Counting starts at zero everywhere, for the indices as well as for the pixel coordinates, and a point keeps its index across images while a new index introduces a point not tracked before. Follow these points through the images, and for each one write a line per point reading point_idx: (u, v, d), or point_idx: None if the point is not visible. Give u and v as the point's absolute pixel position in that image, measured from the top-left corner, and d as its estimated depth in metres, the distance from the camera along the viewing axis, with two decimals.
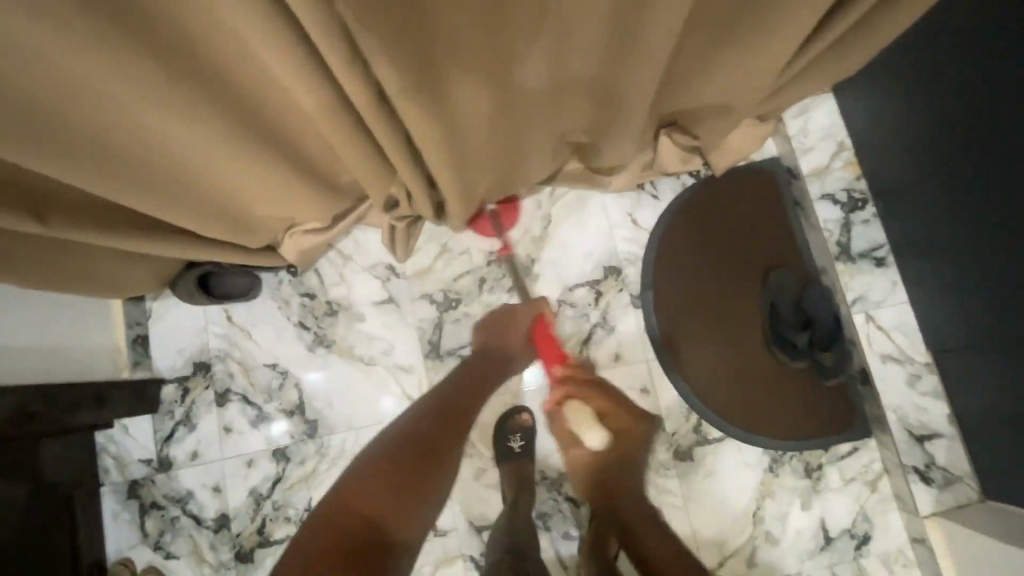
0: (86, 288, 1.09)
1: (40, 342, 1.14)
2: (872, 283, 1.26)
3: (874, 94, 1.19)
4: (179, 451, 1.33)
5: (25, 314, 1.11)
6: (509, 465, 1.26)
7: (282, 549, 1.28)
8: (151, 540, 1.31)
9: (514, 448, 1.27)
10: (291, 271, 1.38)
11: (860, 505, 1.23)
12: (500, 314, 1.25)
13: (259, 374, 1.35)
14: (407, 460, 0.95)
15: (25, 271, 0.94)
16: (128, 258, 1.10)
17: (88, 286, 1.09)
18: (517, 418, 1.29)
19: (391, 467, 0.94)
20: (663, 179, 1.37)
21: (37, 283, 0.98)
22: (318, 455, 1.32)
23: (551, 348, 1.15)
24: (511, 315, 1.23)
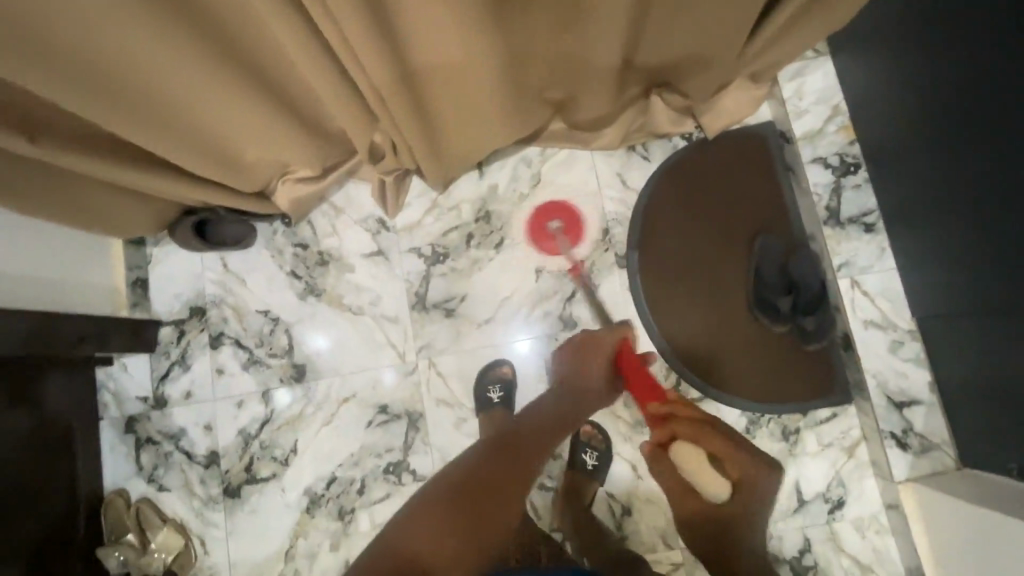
0: (83, 220, 1.14)
1: (39, 273, 1.19)
2: (859, 249, 1.25)
3: (870, 55, 1.17)
4: (174, 390, 1.39)
5: (22, 242, 1.15)
6: (487, 415, 1.29)
7: (268, 487, 1.33)
8: (145, 473, 1.37)
9: (493, 399, 1.30)
10: (286, 221, 1.42)
11: (835, 470, 1.23)
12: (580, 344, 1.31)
13: (252, 320, 1.40)
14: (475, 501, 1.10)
15: (23, 190, 0.99)
16: (123, 191, 1.13)
17: (84, 215, 1.12)
18: (496, 370, 1.32)
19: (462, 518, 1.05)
20: (654, 142, 1.37)
21: (32, 206, 1.03)
22: (305, 399, 1.36)
23: (647, 386, 1.19)
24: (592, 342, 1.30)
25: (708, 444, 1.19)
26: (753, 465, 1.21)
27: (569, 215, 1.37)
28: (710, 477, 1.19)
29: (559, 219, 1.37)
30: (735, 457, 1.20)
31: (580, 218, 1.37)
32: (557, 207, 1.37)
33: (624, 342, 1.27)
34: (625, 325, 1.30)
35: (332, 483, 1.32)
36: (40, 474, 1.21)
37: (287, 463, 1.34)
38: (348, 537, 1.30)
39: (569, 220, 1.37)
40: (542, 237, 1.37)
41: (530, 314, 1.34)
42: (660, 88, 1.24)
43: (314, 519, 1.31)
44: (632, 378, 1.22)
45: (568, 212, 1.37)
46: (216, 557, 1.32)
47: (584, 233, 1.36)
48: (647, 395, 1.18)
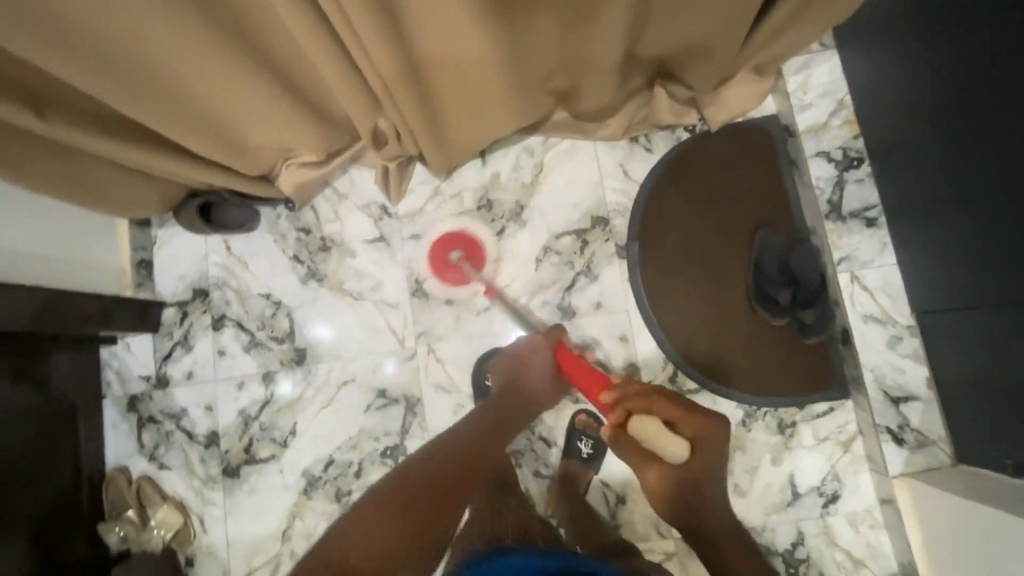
0: (88, 199, 1.15)
1: (43, 250, 1.20)
2: (861, 243, 1.24)
3: (877, 49, 1.16)
4: (176, 370, 1.41)
5: (27, 218, 1.16)
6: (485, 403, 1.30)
7: (267, 467, 1.34)
8: (147, 451, 1.38)
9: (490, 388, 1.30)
10: (290, 206, 1.43)
11: (831, 465, 1.23)
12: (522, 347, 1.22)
13: (253, 303, 1.41)
14: (419, 500, 0.92)
15: (30, 168, 1.00)
16: (120, 169, 1.14)
17: (85, 193, 1.13)
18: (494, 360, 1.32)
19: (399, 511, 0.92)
20: (657, 133, 1.37)
21: (36, 182, 1.03)
22: (305, 381, 1.37)
23: (586, 372, 1.08)
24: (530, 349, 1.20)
25: (661, 411, 0.97)
26: (698, 417, 0.97)
27: (471, 245, 1.38)
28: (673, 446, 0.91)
29: (459, 248, 1.38)
30: (688, 416, 0.97)
31: (479, 244, 1.38)
32: (456, 236, 1.39)
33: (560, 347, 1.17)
34: (558, 330, 1.24)
35: (329, 465, 1.34)
36: (39, 452, 1.22)
37: (286, 445, 1.35)
38: None
39: (470, 249, 1.38)
40: (445, 267, 1.38)
41: (529, 303, 1.35)
42: (664, 79, 1.24)
43: (311, 500, 1.33)
44: (575, 373, 1.10)
45: (462, 238, 1.39)
46: (214, 536, 1.34)
47: (484, 258, 1.37)
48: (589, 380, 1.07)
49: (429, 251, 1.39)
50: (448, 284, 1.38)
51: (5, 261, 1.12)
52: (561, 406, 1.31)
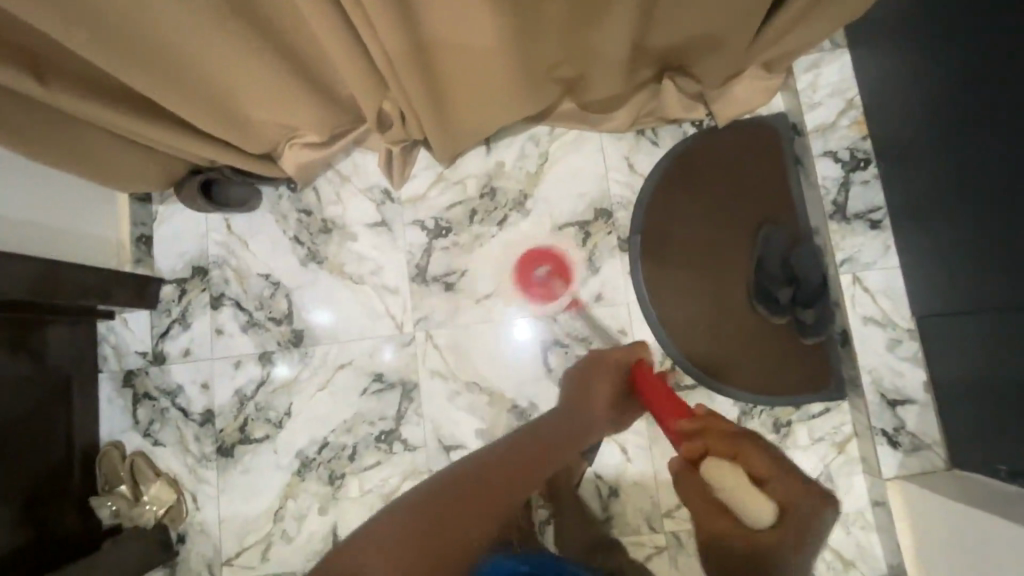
0: (86, 170, 1.14)
1: (42, 220, 1.19)
2: (864, 245, 1.23)
3: (889, 48, 1.15)
4: (173, 348, 1.41)
5: (27, 187, 1.16)
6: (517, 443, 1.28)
7: (261, 447, 1.34)
8: (141, 427, 1.39)
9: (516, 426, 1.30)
10: (292, 187, 1.43)
11: (824, 465, 1.23)
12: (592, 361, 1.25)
13: (253, 283, 1.41)
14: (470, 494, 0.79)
15: (27, 133, 0.99)
16: (120, 140, 1.13)
17: (85, 162, 1.12)
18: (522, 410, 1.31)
19: (424, 529, 0.69)
20: (664, 127, 1.36)
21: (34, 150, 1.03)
22: (301, 363, 1.37)
23: (670, 399, 1.02)
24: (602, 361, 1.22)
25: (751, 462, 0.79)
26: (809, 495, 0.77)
27: (558, 261, 1.35)
28: (752, 501, 0.72)
29: (548, 266, 1.36)
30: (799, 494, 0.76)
31: (569, 266, 1.35)
32: (544, 251, 1.36)
33: (639, 363, 1.15)
34: (640, 346, 1.24)
35: (324, 447, 1.34)
36: (32, 422, 1.22)
37: (281, 426, 1.35)
38: (337, 501, 1.32)
39: (557, 265, 1.36)
40: (532, 284, 1.36)
41: (531, 293, 1.34)
42: (673, 72, 1.24)
43: (305, 481, 1.33)
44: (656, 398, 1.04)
45: (556, 260, 1.35)
46: (207, 513, 1.34)
47: (573, 276, 1.34)
48: (671, 408, 0.99)
49: (513, 268, 1.36)
50: (538, 302, 1.35)
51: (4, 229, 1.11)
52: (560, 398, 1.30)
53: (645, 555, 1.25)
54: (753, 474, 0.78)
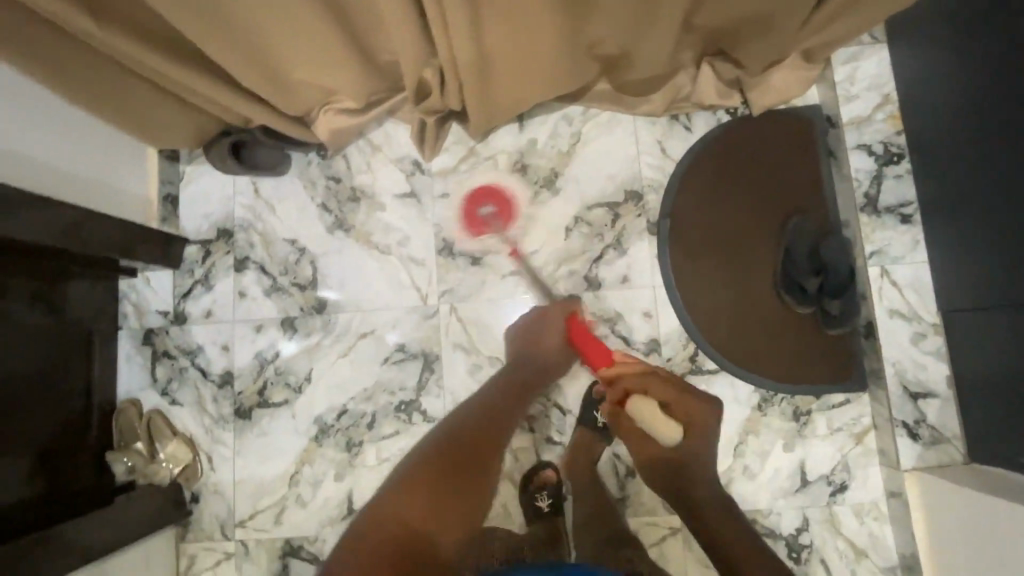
0: (120, 115, 1.15)
1: (62, 161, 1.15)
2: (893, 238, 1.24)
3: (932, 43, 1.15)
4: (194, 309, 1.40)
5: (47, 124, 1.12)
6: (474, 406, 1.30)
7: (279, 411, 1.34)
8: (159, 386, 1.39)
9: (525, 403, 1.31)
10: (322, 153, 1.42)
11: (842, 454, 1.24)
12: (535, 318, 1.28)
13: (278, 247, 1.40)
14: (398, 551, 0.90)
15: (75, 67, 1.01)
16: (142, 79, 1.10)
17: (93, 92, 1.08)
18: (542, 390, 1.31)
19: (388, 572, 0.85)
20: (699, 113, 1.36)
21: (48, 68, 0.99)
22: (323, 329, 1.37)
23: (593, 343, 1.16)
24: (543, 321, 1.26)
25: (659, 392, 1.17)
26: (687, 398, 1.21)
27: (500, 201, 1.39)
28: (664, 431, 1.13)
29: (489, 204, 1.40)
30: (682, 401, 1.20)
31: (508, 199, 1.39)
32: (485, 191, 1.39)
33: (573, 318, 1.21)
34: (575, 300, 1.29)
35: (342, 414, 1.34)
36: (46, 371, 1.20)
37: (300, 391, 1.35)
38: (353, 469, 1.32)
39: (499, 205, 1.39)
40: (475, 223, 1.39)
41: (556, 271, 1.34)
42: (713, 57, 1.25)
43: (322, 447, 1.33)
44: (581, 342, 1.18)
45: (489, 197, 1.40)
46: (222, 474, 1.35)
47: (514, 215, 1.39)
48: (597, 354, 1.15)
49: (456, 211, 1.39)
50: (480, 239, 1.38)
51: (18, 163, 1.06)
52: (580, 377, 1.31)
53: (659, 536, 1.26)
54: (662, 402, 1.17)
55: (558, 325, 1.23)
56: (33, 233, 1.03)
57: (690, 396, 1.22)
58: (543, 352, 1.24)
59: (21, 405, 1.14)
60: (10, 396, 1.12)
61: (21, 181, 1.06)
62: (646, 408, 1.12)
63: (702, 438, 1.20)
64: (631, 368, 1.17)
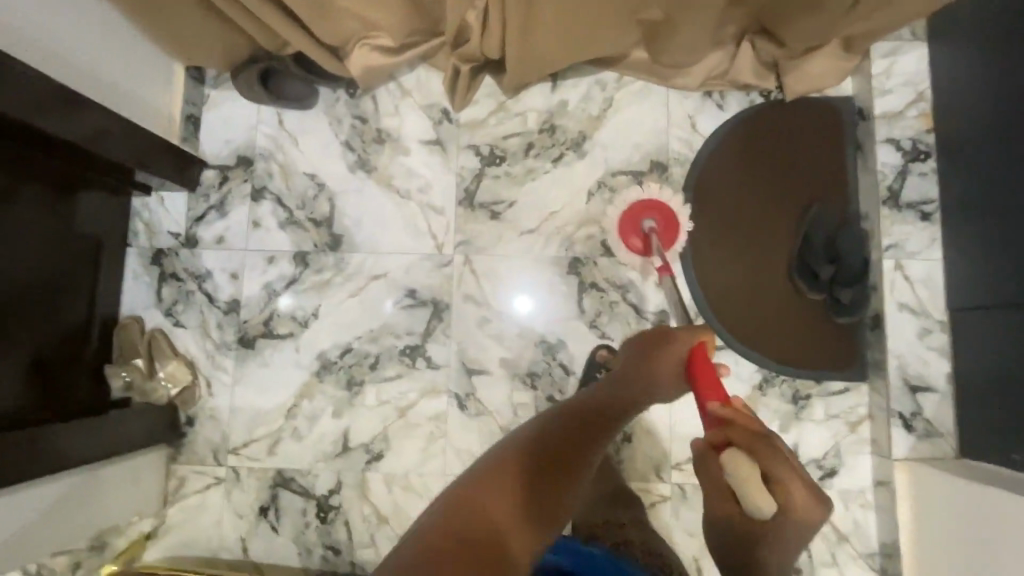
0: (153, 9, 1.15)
1: (99, 65, 1.15)
2: (912, 234, 1.25)
3: (975, 41, 1.15)
4: (207, 233, 1.39)
5: (79, 16, 1.09)
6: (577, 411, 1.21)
7: (283, 344, 1.34)
8: (163, 306, 1.38)
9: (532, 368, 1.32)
10: (350, 91, 1.40)
11: (835, 441, 1.26)
12: (657, 334, 1.03)
13: (297, 181, 1.39)
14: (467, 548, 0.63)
15: None
16: None
17: None
18: (557, 356, 1.31)
19: None
20: (733, 93, 1.36)
21: None
22: (335, 268, 1.36)
23: (710, 379, 0.89)
24: (662, 338, 1.00)
25: (764, 462, 0.74)
26: (809, 501, 0.72)
27: (664, 215, 1.23)
28: (756, 498, 0.72)
29: (653, 218, 1.24)
30: (790, 480, 0.73)
31: (674, 217, 1.23)
32: (654, 205, 1.24)
33: (698, 346, 0.95)
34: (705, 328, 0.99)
35: (346, 353, 1.33)
36: (49, 277, 1.17)
37: (306, 326, 1.35)
38: (352, 407, 1.32)
39: (665, 223, 1.24)
40: (633, 233, 1.25)
41: (574, 235, 1.35)
42: (754, 35, 1.26)
43: (323, 383, 1.33)
44: (700, 379, 0.91)
45: (661, 213, 1.23)
46: (219, 400, 1.34)
47: (677, 238, 1.24)
48: (711, 392, 0.88)
49: (617, 221, 1.24)
50: (633, 254, 1.25)
51: (64, 65, 1.08)
52: (585, 339, 1.32)
53: (649, 502, 1.28)
54: (765, 472, 0.73)
55: (677, 353, 0.96)
56: (53, 126, 1.01)
57: (795, 474, 0.73)
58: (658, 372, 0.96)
59: (21, 307, 1.11)
60: (12, 296, 1.09)
61: (68, 83, 1.08)
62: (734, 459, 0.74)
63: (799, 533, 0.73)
64: (742, 418, 0.80)
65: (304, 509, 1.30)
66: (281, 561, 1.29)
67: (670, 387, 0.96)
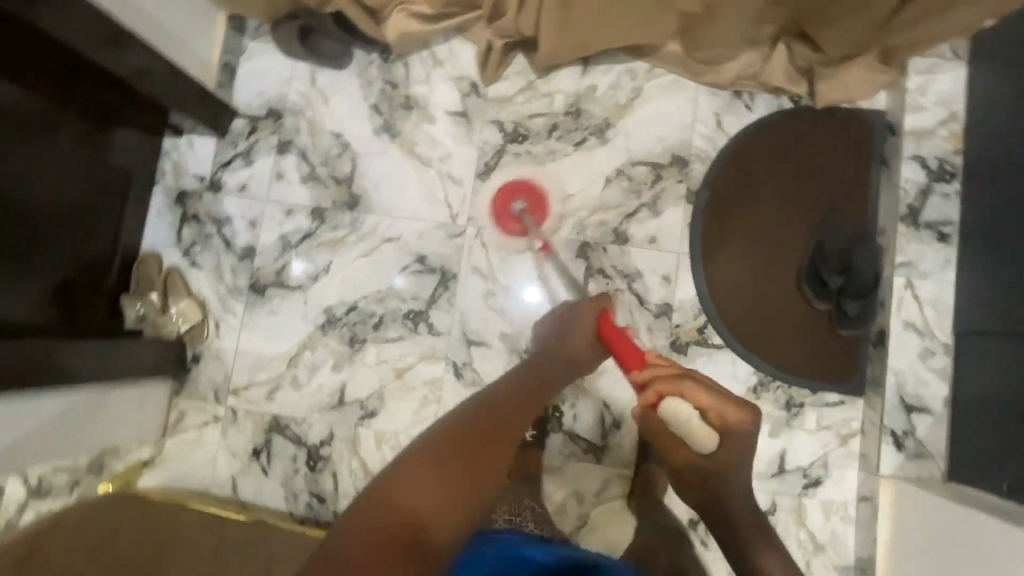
0: None
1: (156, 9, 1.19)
2: (926, 254, 1.24)
3: (1017, 65, 1.13)
4: (231, 180, 1.43)
5: None
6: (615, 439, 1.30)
7: (292, 294, 1.37)
8: (182, 246, 1.42)
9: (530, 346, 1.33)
10: (384, 56, 1.42)
11: (824, 452, 1.26)
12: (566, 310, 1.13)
13: (323, 139, 1.42)
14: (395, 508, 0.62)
15: None
16: None
17: None
18: None
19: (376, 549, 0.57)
20: (762, 95, 1.36)
21: None
22: (350, 226, 1.39)
23: (623, 342, 0.98)
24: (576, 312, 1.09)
25: (693, 399, 0.81)
26: (732, 409, 0.81)
27: (532, 195, 1.36)
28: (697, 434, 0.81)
29: (521, 198, 1.36)
30: (721, 406, 0.81)
31: (543, 195, 1.36)
32: (516, 186, 1.37)
33: (604, 318, 1.04)
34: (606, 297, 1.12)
35: (351, 310, 1.36)
36: (70, 203, 1.20)
37: (316, 279, 1.38)
38: (352, 363, 1.35)
39: (533, 201, 1.36)
40: (508, 219, 1.36)
41: (588, 219, 1.35)
42: (791, 38, 1.26)
43: (326, 336, 1.36)
44: (615, 341, 1.01)
45: (524, 193, 1.36)
46: (226, 342, 1.38)
47: (546, 208, 1.36)
48: (629, 353, 0.96)
49: (490, 208, 1.37)
50: (513, 236, 1.35)
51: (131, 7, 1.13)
52: None
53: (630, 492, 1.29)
54: (696, 408, 0.81)
55: (590, 319, 1.06)
56: (89, 51, 1.03)
57: (728, 399, 0.82)
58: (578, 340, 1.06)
59: (36, 227, 1.13)
60: (40, 216, 1.13)
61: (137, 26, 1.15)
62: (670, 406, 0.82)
63: (749, 452, 0.84)
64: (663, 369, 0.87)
65: (294, 456, 1.33)
66: (267, 502, 1.33)
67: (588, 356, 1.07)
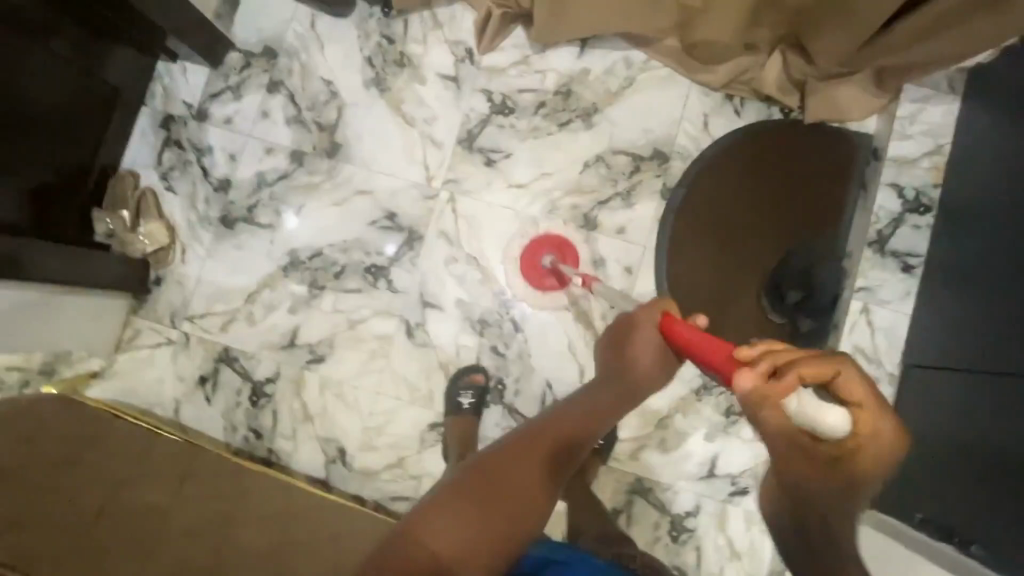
0: None
1: None
2: (887, 281, 1.24)
3: (1005, 107, 1.12)
4: (218, 111, 1.44)
5: None
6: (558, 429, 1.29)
7: (260, 231, 1.38)
8: (161, 169, 1.43)
9: (486, 317, 1.34)
10: (385, 10, 1.42)
11: (755, 463, 1.27)
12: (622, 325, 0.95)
13: (313, 84, 1.42)
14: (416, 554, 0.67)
15: None
16: None
17: None
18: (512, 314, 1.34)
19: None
20: (752, 101, 1.35)
21: None
22: (327, 173, 1.40)
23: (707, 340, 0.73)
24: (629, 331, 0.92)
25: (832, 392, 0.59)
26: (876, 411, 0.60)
27: (560, 248, 1.34)
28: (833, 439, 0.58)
29: (549, 253, 1.33)
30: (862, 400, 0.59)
31: (565, 242, 1.34)
32: (536, 245, 1.34)
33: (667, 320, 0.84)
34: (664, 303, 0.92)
35: (316, 256, 1.38)
36: (58, 107, 1.20)
37: (286, 220, 1.39)
38: (308, 308, 1.37)
39: (560, 251, 1.34)
40: (542, 277, 1.34)
41: (560, 201, 1.36)
42: (787, 46, 1.25)
43: (287, 278, 1.38)
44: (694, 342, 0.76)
45: (549, 251, 1.33)
46: (189, 269, 1.40)
47: (575, 250, 1.34)
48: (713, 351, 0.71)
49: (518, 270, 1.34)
50: (551, 290, 1.34)
51: None
52: (543, 305, 1.34)
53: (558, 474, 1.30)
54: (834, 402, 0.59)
55: (649, 333, 0.89)
56: None
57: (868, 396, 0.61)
58: (634, 360, 0.91)
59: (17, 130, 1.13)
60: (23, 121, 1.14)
61: None
62: (801, 400, 0.57)
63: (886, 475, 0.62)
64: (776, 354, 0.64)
65: (239, 389, 1.36)
66: (207, 430, 1.35)
67: (653, 373, 0.91)
